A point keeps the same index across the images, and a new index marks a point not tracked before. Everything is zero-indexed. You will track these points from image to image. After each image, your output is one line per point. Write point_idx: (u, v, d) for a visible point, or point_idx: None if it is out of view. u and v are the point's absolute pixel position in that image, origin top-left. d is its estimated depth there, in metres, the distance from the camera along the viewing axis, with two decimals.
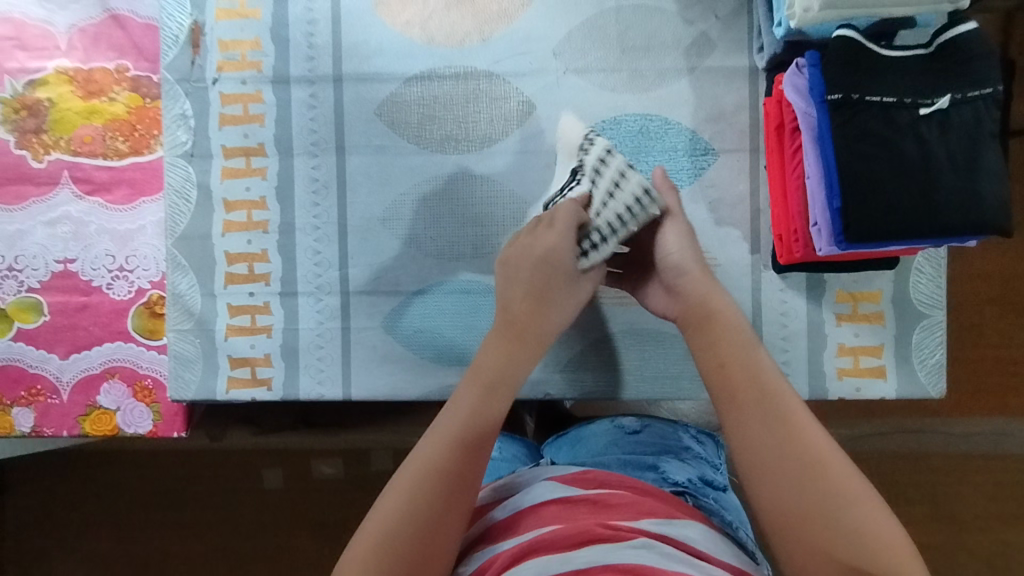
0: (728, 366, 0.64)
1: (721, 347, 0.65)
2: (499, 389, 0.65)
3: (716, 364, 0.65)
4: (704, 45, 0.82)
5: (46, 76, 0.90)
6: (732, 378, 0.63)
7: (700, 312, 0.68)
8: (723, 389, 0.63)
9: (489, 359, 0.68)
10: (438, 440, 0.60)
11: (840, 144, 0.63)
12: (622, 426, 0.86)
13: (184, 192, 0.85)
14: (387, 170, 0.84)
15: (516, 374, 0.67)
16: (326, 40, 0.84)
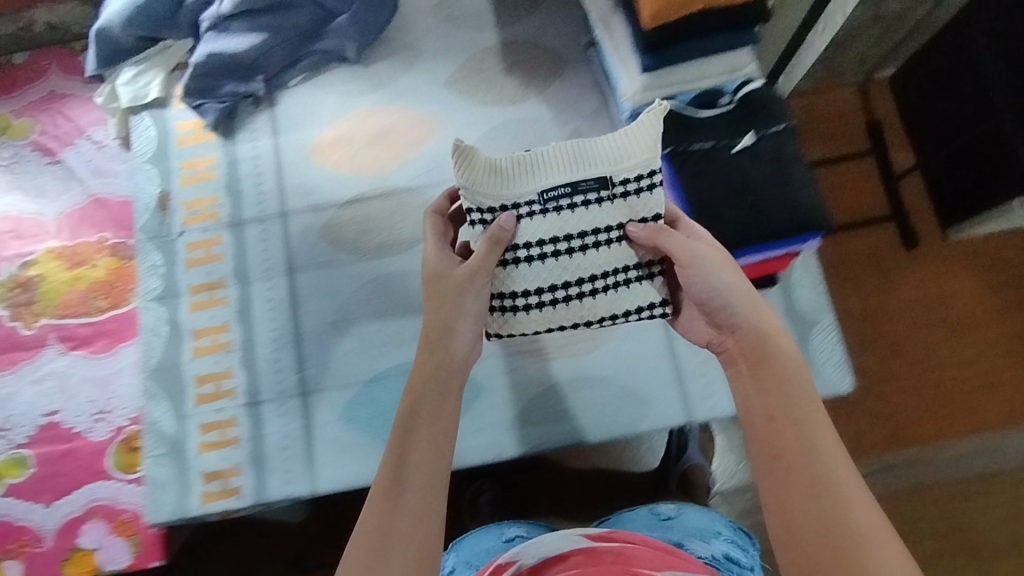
0: (770, 418, 0.55)
1: (773, 396, 0.56)
2: (449, 398, 0.60)
3: (767, 418, 0.55)
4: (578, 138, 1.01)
5: (37, 256, 1.05)
6: (784, 433, 0.53)
7: (755, 344, 0.59)
8: (769, 445, 0.53)
9: (427, 363, 0.61)
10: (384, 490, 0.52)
11: (683, 182, 0.78)
12: (656, 510, 0.78)
13: (157, 330, 0.96)
14: (332, 280, 0.97)
15: (457, 372, 0.61)
16: (272, 186, 1.02)
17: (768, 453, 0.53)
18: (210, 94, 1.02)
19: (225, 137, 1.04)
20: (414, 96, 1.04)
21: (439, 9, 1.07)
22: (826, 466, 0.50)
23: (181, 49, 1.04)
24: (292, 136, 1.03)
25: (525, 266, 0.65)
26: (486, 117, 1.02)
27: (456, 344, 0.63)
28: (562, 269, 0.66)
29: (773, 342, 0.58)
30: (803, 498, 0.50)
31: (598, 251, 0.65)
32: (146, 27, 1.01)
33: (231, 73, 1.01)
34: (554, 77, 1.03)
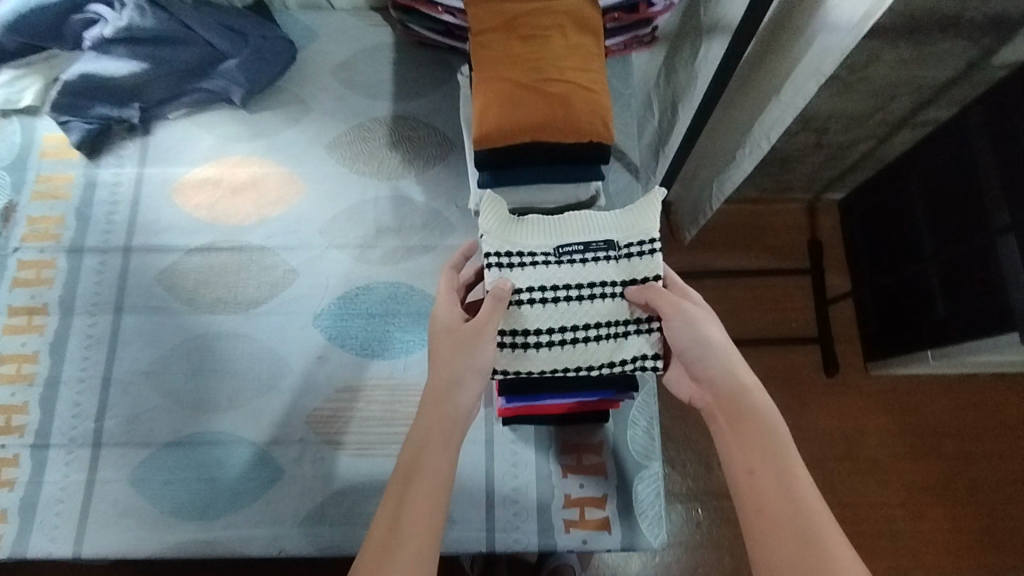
0: (750, 472, 0.62)
1: (743, 446, 0.64)
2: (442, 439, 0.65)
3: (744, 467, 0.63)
4: (446, 228, 0.98)
5: None
6: (772, 480, 0.61)
7: (732, 401, 0.66)
8: (752, 496, 0.61)
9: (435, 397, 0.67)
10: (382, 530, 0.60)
11: None
12: None
13: None
14: (158, 328, 0.93)
15: (461, 413, 0.67)
16: (123, 218, 0.98)
17: (752, 507, 0.61)
18: (79, 113, 0.99)
19: (91, 158, 1.00)
20: (293, 153, 1.02)
21: (339, 70, 1.06)
22: (798, 524, 0.58)
23: (64, 63, 1.02)
24: (159, 170, 1.00)
25: (537, 308, 0.69)
26: (358, 188, 1.00)
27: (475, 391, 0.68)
28: (569, 314, 0.70)
29: (732, 407, 0.65)
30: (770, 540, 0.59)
31: (604, 301, 0.70)
32: (30, 35, 0.98)
33: (106, 95, 0.98)
34: (436, 160, 1.01)
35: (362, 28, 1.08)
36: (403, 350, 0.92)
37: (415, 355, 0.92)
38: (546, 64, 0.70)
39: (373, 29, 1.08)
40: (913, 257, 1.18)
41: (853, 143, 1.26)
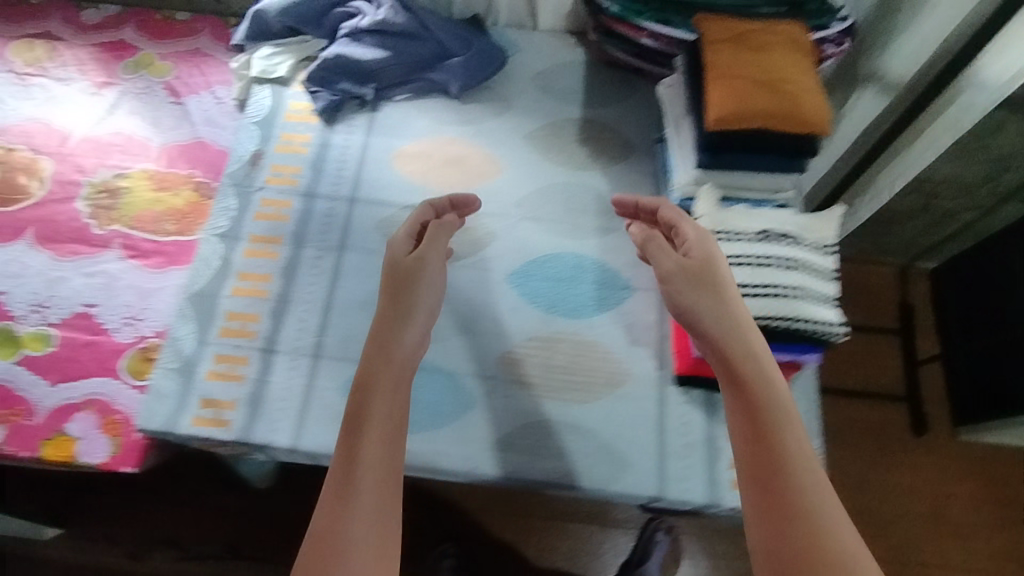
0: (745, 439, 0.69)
1: (750, 398, 0.70)
2: (390, 403, 0.76)
3: (736, 409, 0.71)
4: (626, 215, 1.11)
5: (132, 172, 1.18)
6: (770, 418, 0.69)
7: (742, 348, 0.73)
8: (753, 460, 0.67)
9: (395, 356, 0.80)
10: (333, 499, 0.69)
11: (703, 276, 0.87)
12: None
13: (209, 262, 1.06)
14: (377, 267, 1.07)
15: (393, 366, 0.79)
16: (351, 174, 1.14)
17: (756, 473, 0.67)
18: (327, 84, 1.17)
19: (326, 122, 1.17)
20: (495, 140, 1.18)
21: (537, 76, 1.23)
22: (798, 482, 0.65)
23: (315, 47, 1.21)
24: (382, 140, 1.17)
25: (739, 269, 0.81)
26: (551, 174, 1.15)
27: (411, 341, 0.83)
28: (766, 275, 0.80)
29: (730, 351, 0.73)
30: (762, 477, 0.66)
31: (797, 270, 0.81)
32: (297, 19, 1.18)
33: (354, 74, 1.17)
34: (620, 158, 1.16)
35: (558, 45, 1.26)
36: (586, 313, 1.04)
37: (596, 317, 1.04)
38: (774, 67, 0.85)
39: (568, 47, 1.26)
40: (1017, 323, 1.25)
41: (958, 211, 1.38)
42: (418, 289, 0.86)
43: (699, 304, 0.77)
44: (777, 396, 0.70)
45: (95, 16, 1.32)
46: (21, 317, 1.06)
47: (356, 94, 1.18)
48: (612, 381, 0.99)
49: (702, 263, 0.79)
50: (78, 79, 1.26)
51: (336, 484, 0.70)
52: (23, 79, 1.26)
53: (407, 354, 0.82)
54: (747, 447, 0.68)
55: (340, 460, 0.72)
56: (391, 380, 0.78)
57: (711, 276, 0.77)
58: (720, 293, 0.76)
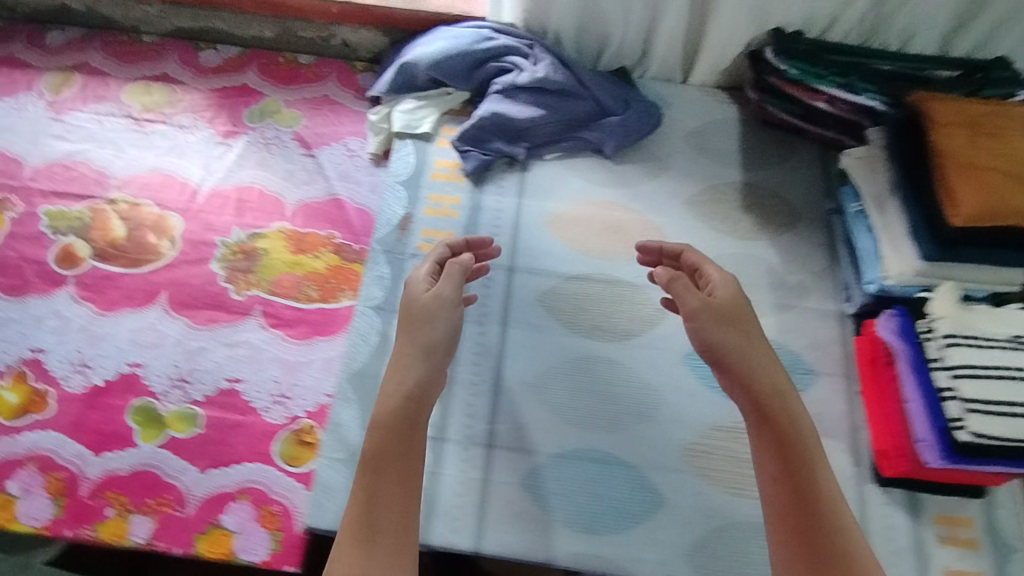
0: (773, 466, 0.79)
1: (776, 430, 0.79)
2: (401, 422, 0.77)
3: (766, 443, 0.80)
4: (800, 292, 1.05)
5: (268, 232, 1.11)
6: (793, 451, 0.78)
7: (769, 385, 0.82)
8: (784, 489, 0.77)
9: (412, 385, 0.79)
10: (357, 515, 0.71)
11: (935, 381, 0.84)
12: None
13: (366, 337, 0.99)
14: (544, 345, 1.00)
15: (417, 400, 0.79)
16: (505, 241, 1.07)
17: (790, 504, 0.76)
18: (477, 143, 1.11)
19: (476, 183, 1.11)
20: (654, 205, 1.11)
21: (691, 136, 1.17)
22: (813, 502, 0.75)
23: (460, 100, 1.14)
24: (536, 204, 1.10)
25: (993, 381, 0.82)
26: (716, 244, 1.08)
27: (428, 373, 0.80)
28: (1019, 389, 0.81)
29: (756, 390, 0.82)
30: (790, 505, 0.76)
31: None
32: (447, 74, 1.11)
33: (507, 133, 1.11)
34: (787, 227, 1.10)
35: (710, 103, 1.21)
36: None
37: None
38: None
39: (720, 105, 1.20)
40: None
41: None
42: (433, 328, 0.83)
43: (726, 343, 0.84)
44: (803, 430, 0.79)
45: (214, 60, 1.26)
46: (163, 393, 0.99)
47: (507, 154, 1.11)
48: None
49: (728, 306, 0.86)
50: (203, 127, 1.19)
51: (353, 522, 0.71)
52: (143, 126, 1.19)
53: (416, 381, 0.79)
54: (772, 480, 0.79)
55: (360, 483, 0.74)
56: (403, 419, 0.77)
57: (737, 315, 0.86)
58: (750, 331, 0.85)
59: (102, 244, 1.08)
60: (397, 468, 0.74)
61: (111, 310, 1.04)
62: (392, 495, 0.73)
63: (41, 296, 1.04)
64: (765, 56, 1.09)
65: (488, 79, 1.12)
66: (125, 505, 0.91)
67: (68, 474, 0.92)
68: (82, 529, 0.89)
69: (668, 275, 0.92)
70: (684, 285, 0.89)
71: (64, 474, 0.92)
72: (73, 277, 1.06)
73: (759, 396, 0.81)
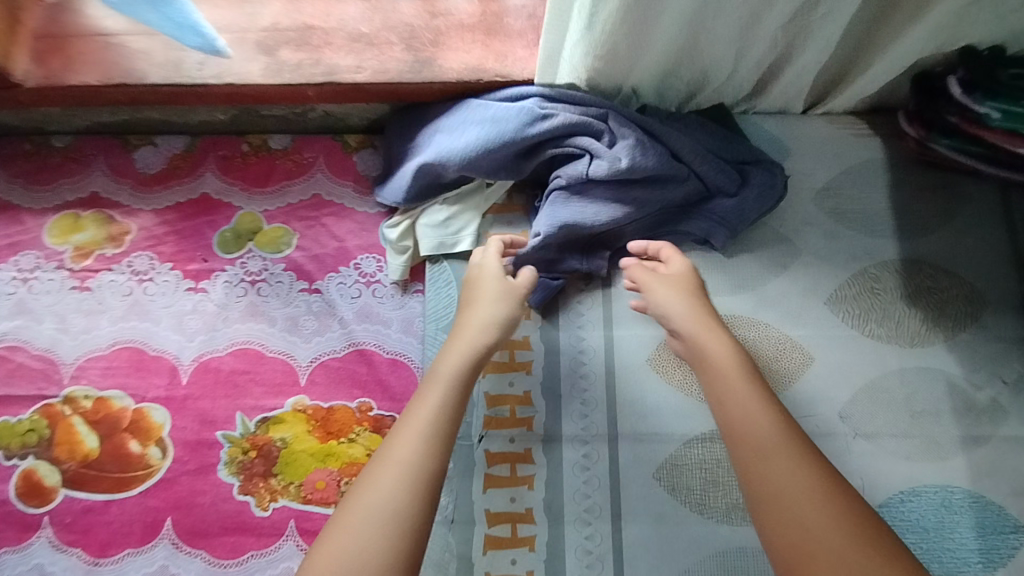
0: (748, 447, 0.64)
1: (742, 417, 0.65)
2: (462, 401, 0.68)
3: (719, 406, 0.67)
4: (996, 413, 0.79)
5: (281, 414, 0.84)
6: (761, 427, 0.64)
7: (734, 366, 0.68)
8: (767, 487, 0.61)
9: (435, 394, 0.67)
10: (401, 477, 0.61)
11: None
12: None
13: (442, 564, 0.76)
14: (671, 541, 0.76)
15: (455, 414, 0.67)
16: (599, 395, 0.80)
17: (773, 496, 0.61)
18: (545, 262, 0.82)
19: (547, 318, 0.83)
20: (784, 311, 0.82)
21: (824, 196, 0.86)
22: (819, 494, 0.60)
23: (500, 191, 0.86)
24: (632, 334, 0.82)
25: None
26: (877, 358, 0.81)
27: (475, 358, 0.70)
28: None
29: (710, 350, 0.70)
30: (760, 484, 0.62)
31: None
32: (486, 171, 0.81)
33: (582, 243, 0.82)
34: (967, 320, 0.81)
35: (847, 139, 0.88)
36: None
37: None
38: None
39: (860, 141, 0.87)
40: None
41: None
42: (494, 304, 0.74)
43: (679, 294, 0.74)
44: (767, 399, 0.66)
45: (155, 162, 0.93)
46: None
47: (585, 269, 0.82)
48: None
49: (683, 281, 0.75)
50: (164, 269, 0.89)
51: (402, 481, 0.61)
52: (84, 280, 0.89)
53: (450, 371, 0.69)
54: (744, 470, 0.63)
55: (395, 442, 0.64)
56: (455, 398, 0.67)
57: (693, 288, 0.74)
58: (700, 302, 0.73)
59: (73, 465, 0.83)
60: (443, 421, 0.66)
61: (107, 555, 0.81)
62: (426, 452, 0.63)
63: (14, 550, 0.81)
64: (946, 87, 0.78)
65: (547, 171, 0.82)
66: None
67: None
68: None
69: (627, 262, 0.79)
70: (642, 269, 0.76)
71: None
72: (47, 515, 0.82)
73: (719, 380, 0.68)
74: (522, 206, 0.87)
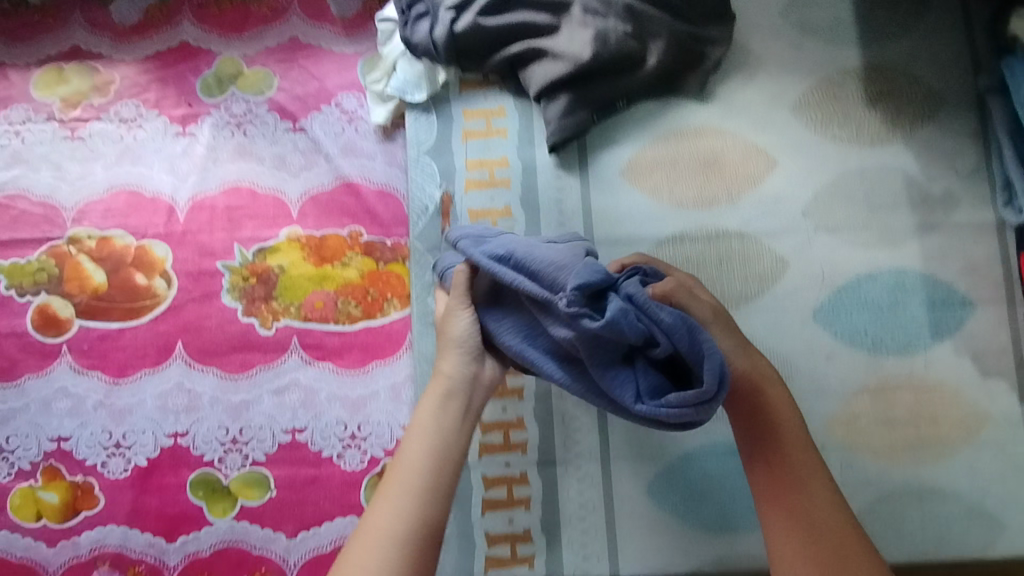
0: (781, 488, 0.62)
1: (773, 454, 0.63)
2: (456, 432, 0.63)
3: (762, 459, 0.64)
4: (948, 203, 0.83)
5: (277, 243, 0.89)
6: (793, 472, 0.62)
7: (762, 398, 0.65)
8: (792, 526, 0.60)
9: (426, 411, 0.64)
10: (403, 499, 0.59)
11: None
12: None
13: (436, 359, 0.83)
14: None
15: (456, 436, 0.63)
16: (575, 205, 0.84)
17: (804, 534, 0.60)
18: (672, 371, 0.61)
19: (521, 151, 0.85)
20: (750, 119, 0.85)
21: (790, 10, 0.88)
22: (848, 547, 0.59)
23: (487, 90, 0.86)
24: (606, 147, 0.85)
25: None
26: (839, 157, 0.84)
27: (463, 390, 0.65)
28: None
29: (765, 390, 0.65)
30: (795, 533, 0.60)
31: None
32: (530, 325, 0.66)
33: (563, 80, 0.82)
34: (926, 118, 0.84)
35: None
36: (919, 347, 0.81)
37: (934, 351, 0.81)
38: None
39: None
40: None
41: None
42: (459, 357, 0.66)
43: (714, 320, 0.67)
44: (810, 448, 0.64)
45: (131, 14, 0.94)
46: (220, 460, 0.86)
47: (569, 119, 0.82)
48: (967, 427, 0.80)
49: (722, 316, 0.68)
50: (150, 115, 0.92)
51: (404, 502, 0.58)
52: (74, 129, 0.92)
53: (450, 390, 0.65)
54: (772, 506, 0.62)
55: (396, 468, 0.61)
56: (451, 429, 0.63)
57: (729, 323, 0.68)
58: (745, 344, 0.68)
59: (84, 299, 0.89)
60: (434, 448, 0.62)
61: (125, 376, 0.88)
62: (418, 480, 0.60)
63: (39, 375, 0.88)
64: None
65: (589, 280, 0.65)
66: None
67: (146, 567, 0.85)
68: None
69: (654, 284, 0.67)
70: (686, 291, 0.67)
71: (142, 567, 0.85)
72: (65, 344, 0.88)
73: (761, 417, 0.65)
74: (500, 80, 0.86)
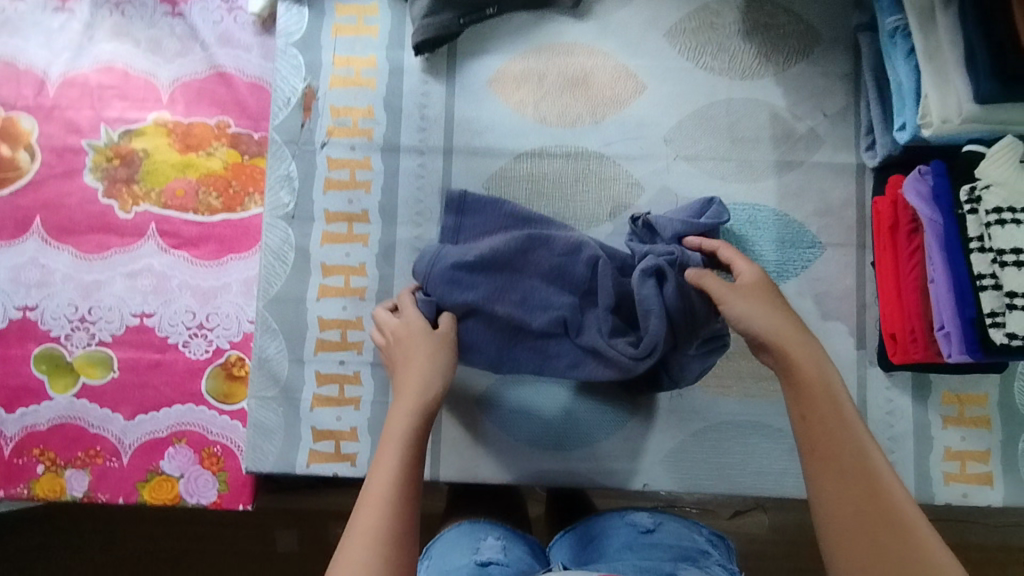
0: (824, 442, 0.56)
1: (809, 413, 0.57)
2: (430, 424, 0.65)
3: (800, 419, 0.58)
4: (811, 142, 0.82)
5: (145, 126, 0.89)
6: (833, 427, 0.56)
7: (790, 351, 0.60)
8: (846, 485, 0.54)
9: (407, 405, 0.65)
10: (392, 479, 0.59)
11: (971, 263, 0.65)
12: None
13: (281, 253, 0.83)
14: None
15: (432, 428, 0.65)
16: (438, 112, 0.84)
17: (864, 493, 0.53)
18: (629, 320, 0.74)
19: (390, 52, 0.84)
20: (623, 42, 0.84)
21: None
22: (892, 507, 0.52)
23: None
24: (474, 56, 0.84)
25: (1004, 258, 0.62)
26: (707, 87, 0.83)
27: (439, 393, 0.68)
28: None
29: (790, 348, 0.60)
30: (831, 479, 0.54)
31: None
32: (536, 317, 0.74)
33: None
34: (799, 55, 0.83)
35: None
36: None
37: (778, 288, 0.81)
38: None
39: None
40: None
41: None
42: (424, 363, 0.69)
43: (738, 291, 0.64)
44: (849, 404, 0.58)
45: None
46: (66, 337, 0.86)
47: (433, 18, 0.81)
48: None
49: (754, 287, 0.65)
50: None
51: (392, 479, 0.59)
52: None
53: (424, 388, 0.67)
54: (814, 462, 0.56)
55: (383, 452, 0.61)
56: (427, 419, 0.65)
57: (775, 294, 0.65)
58: (778, 306, 0.64)
59: None
60: (417, 435, 0.63)
61: None
62: (404, 461, 0.61)
63: None
64: None
65: (530, 272, 0.74)
66: (55, 460, 0.85)
67: None
68: (16, 488, 0.84)
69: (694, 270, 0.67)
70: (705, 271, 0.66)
71: None
72: None
73: (791, 371, 0.60)
74: None
